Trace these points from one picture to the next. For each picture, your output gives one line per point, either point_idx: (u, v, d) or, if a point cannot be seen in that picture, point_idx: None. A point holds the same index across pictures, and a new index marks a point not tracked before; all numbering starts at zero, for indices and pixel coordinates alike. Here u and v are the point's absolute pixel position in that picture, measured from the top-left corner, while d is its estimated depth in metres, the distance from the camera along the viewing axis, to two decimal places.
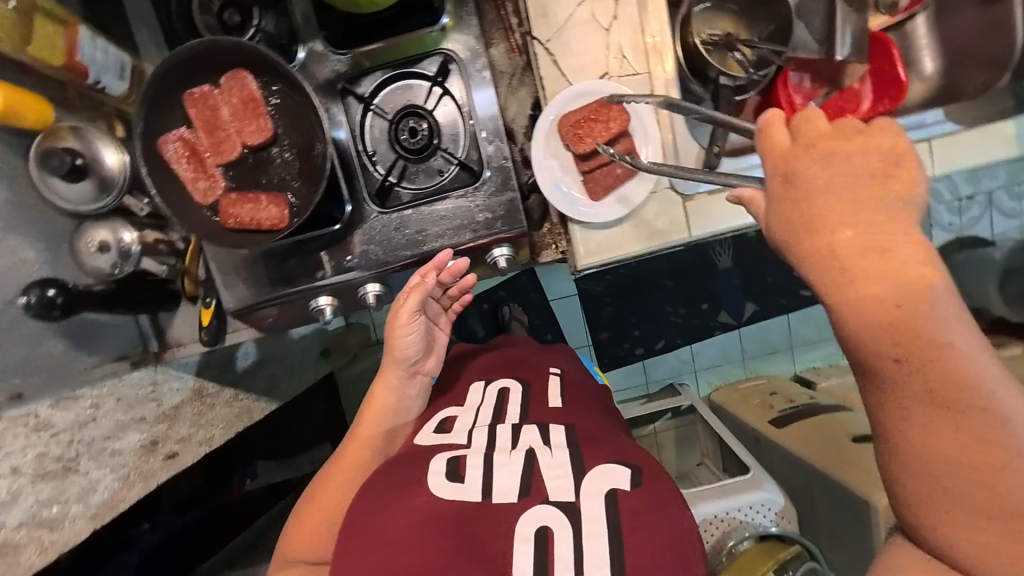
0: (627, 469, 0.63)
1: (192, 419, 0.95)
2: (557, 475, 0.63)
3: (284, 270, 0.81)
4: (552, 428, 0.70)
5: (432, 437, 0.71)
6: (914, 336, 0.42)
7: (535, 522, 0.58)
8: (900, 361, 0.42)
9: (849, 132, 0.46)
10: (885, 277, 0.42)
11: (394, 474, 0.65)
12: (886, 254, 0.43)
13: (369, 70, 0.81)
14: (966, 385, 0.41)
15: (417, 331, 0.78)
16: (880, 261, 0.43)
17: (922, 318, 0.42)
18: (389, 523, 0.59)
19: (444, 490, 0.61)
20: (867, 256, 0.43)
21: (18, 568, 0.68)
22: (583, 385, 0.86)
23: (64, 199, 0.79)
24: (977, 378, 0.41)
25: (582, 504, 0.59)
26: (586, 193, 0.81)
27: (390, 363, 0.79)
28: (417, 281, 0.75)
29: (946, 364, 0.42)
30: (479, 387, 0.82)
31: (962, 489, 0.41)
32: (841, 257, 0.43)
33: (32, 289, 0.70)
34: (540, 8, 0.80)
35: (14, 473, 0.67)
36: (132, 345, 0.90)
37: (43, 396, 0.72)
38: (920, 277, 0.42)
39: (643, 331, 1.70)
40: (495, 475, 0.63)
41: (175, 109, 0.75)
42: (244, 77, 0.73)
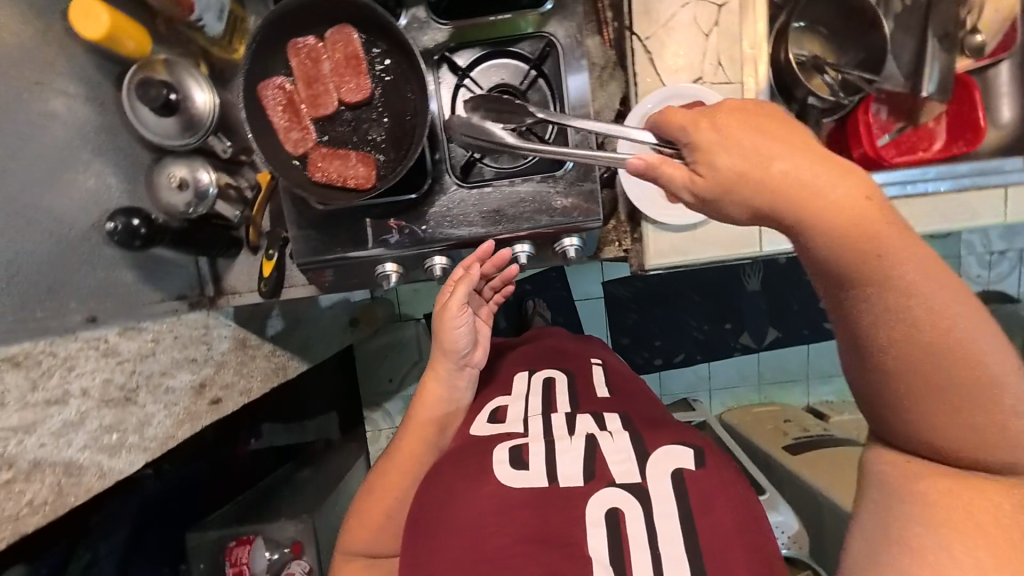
0: (690, 449, 0.59)
1: (236, 367, 0.97)
2: (620, 458, 0.58)
3: (357, 230, 0.81)
4: (607, 416, 0.67)
5: (487, 427, 0.69)
6: (900, 278, 0.36)
7: (603, 505, 0.54)
8: (906, 308, 0.36)
9: (743, 112, 0.43)
10: (891, 247, 0.36)
11: (456, 467, 0.63)
12: (825, 195, 0.38)
13: (469, 43, 0.82)
14: (972, 363, 0.36)
15: (466, 324, 0.77)
16: (827, 204, 0.38)
17: (898, 257, 0.36)
18: (460, 517, 0.57)
19: (512, 479, 0.59)
20: (858, 228, 0.37)
21: (80, 490, 0.63)
22: (626, 376, 0.85)
23: (149, 130, 0.80)
24: (961, 318, 0.36)
25: (650, 484, 0.55)
26: (664, 191, 0.79)
27: (440, 358, 0.78)
28: (462, 271, 0.76)
29: (953, 343, 0.36)
30: (524, 376, 0.80)
31: (990, 429, 0.37)
32: (838, 234, 0.37)
33: (116, 216, 0.71)
34: (644, 4, 0.81)
35: (85, 394, 0.65)
36: (189, 287, 0.90)
37: (111, 321, 0.72)
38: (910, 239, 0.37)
39: (664, 342, 1.64)
40: (556, 460, 0.60)
41: (277, 55, 0.75)
42: (349, 33, 0.74)
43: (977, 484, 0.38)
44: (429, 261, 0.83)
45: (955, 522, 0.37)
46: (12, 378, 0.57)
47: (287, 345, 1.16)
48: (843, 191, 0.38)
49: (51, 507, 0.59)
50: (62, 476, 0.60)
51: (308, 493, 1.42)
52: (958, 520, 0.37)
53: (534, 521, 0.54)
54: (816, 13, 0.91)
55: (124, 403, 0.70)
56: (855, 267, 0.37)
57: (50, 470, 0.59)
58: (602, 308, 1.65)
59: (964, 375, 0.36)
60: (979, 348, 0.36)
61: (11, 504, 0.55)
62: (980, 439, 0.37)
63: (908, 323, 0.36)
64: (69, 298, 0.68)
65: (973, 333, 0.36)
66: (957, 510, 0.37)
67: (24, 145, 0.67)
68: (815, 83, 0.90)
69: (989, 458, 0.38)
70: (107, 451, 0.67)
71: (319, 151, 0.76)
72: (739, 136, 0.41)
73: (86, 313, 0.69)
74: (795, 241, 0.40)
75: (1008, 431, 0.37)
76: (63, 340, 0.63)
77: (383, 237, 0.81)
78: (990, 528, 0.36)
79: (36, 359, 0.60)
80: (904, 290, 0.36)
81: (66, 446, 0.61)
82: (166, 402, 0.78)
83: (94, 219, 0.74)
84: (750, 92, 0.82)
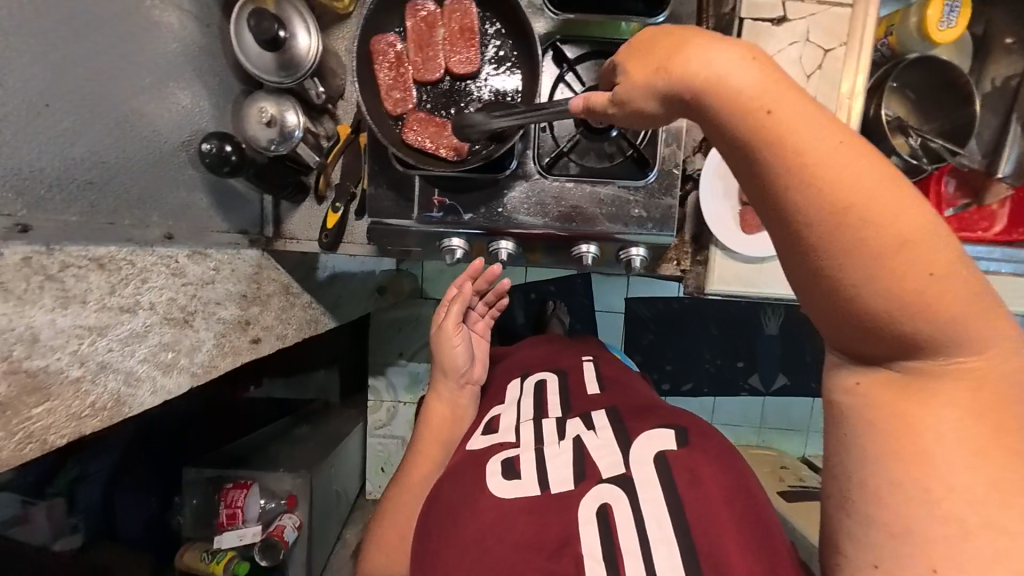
0: (673, 431, 0.59)
1: (278, 312, 0.96)
2: (607, 452, 0.58)
3: (418, 196, 0.81)
4: (595, 414, 0.65)
5: (482, 440, 0.68)
6: (800, 147, 0.35)
7: (595, 503, 0.53)
8: (816, 192, 0.34)
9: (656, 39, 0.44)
10: (812, 154, 0.35)
11: (453, 487, 0.63)
12: (718, 66, 0.38)
13: (575, 37, 0.79)
14: (919, 269, 0.33)
15: (464, 342, 0.84)
16: (729, 73, 0.38)
17: (793, 120, 0.36)
18: (463, 531, 0.57)
19: (505, 489, 0.58)
20: (777, 138, 0.36)
21: (136, 405, 0.63)
22: (618, 366, 0.83)
23: (245, 58, 0.79)
24: (859, 170, 0.34)
25: (634, 474, 0.54)
26: (739, 221, 0.80)
27: (441, 377, 0.84)
28: (456, 290, 0.85)
29: (892, 242, 0.33)
30: (517, 381, 0.80)
31: (921, 301, 0.33)
32: (765, 153, 0.37)
33: (212, 139, 0.71)
34: (755, 35, 0.81)
35: (152, 308, 0.65)
36: (252, 223, 0.91)
37: (185, 241, 0.72)
38: (838, 140, 0.35)
39: (676, 367, 1.54)
40: (546, 466, 0.59)
41: (393, 14, 0.76)
42: (467, 5, 0.74)
43: (933, 387, 0.35)
44: (496, 245, 0.83)
45: (920, 446, 0.35)
46: (96, 278, 0.57)
47: (321, 299, 1.16)
48: (736, 63, 0.38)
49: (108, 413, 0.58)
50: (121, 385, 0.60)
51: (311, 447, 1.43)
52: (918, 444, 0.35)
53: (534, 527, 0.53)
54: (911, 76, 0.87)
55: (182, 324, 0.70)
56: (747, 132, 0.37)
57: (114, 376, 0.59)
58: (620, 324, 1.55)
59: (877, 226, 0.33)
60: (888, 197, 0.33)
61: (77, 403, 0.54)
62: (913, 310, 0.33)
63: (809, 179, 0.34)
64: (153, 211, 0.69)
65: (873, 184, 0.34)
66: (915, 427, 0.35)
67: (141, 54, 0.67)
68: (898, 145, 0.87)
69: (926, 334, 0.34)
70: (162, 369, 0.66)
71: (416, 117, 0.76)
72: (662, 59, 0.42)
73: (165, 230, 0.70)
74: (743, 162, 0.38)
75: (947, 302, 0.33)
76: (142, 251, 0.63)
77: (427, 213, 0.82)
78: (980, 448, 0.34)
79: (120, 264, 0.60)
80: (801, 144, 0.35)
81: (129, 355, 0.61)
82: (216, 333, 0.78)
83: (186, 138, 0.75)
84: None
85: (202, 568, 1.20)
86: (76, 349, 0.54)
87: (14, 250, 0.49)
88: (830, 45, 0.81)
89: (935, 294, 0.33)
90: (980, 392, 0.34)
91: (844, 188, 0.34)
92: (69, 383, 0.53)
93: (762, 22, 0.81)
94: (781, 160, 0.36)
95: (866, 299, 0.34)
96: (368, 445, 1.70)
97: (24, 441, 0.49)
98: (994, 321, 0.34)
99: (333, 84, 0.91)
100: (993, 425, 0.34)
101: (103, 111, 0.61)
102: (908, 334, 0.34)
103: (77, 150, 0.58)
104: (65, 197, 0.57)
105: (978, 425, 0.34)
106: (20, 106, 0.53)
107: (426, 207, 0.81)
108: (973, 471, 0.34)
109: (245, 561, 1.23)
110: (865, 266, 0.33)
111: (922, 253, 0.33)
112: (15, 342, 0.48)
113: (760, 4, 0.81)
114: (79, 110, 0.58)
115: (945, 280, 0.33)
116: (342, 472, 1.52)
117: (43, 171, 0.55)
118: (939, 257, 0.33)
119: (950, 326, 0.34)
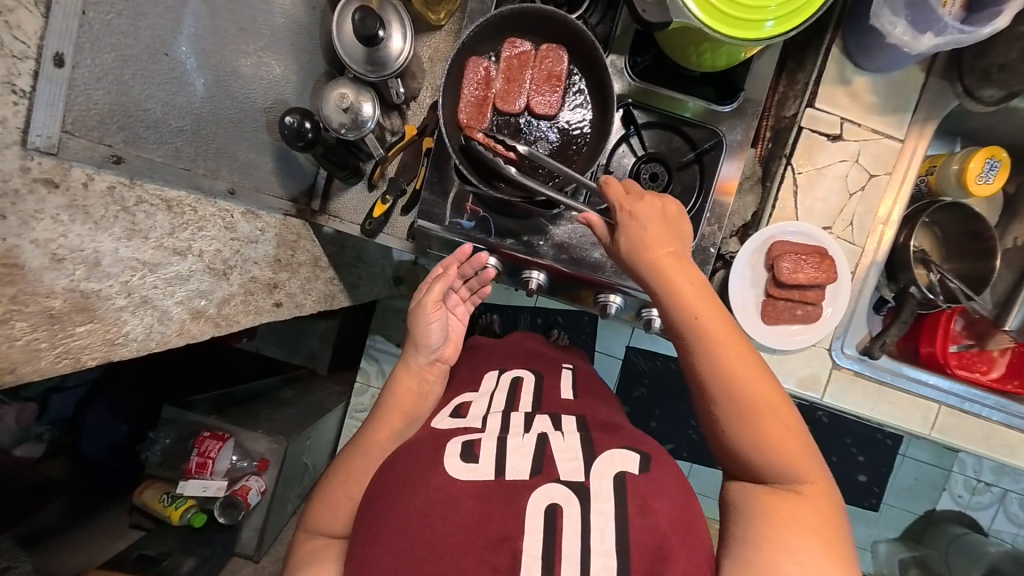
0: (637, 457, 0.61)
1: (303, 281, 0.99)
2: (569, 457, 0.60)
3: (456, 203, 0.86)
4: (564, 418, 0.68)
5: (448, 421, 0.70)
6: (711, 339, 0.61)
7: (545, 500, 0.55)
8: (719, 368, 0.60)
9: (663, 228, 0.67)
10: (722, 345, 0.61)
11: (407, 460, 0.63)
12: (676, 273, 0.64)
13: (648, 106, 0.84)
14: (776, 419, 0.59)
15: (439, 321, 0.82)
16: (678, 280, 0.64)
17: (711, 322, 0.62)
18: (409, 503, 0.57)
19: (460, 472, 0.59)
20: (705, 330, 0.61)
21: (161, 343, 0.65)
22: (594, 381, 0.86)
23: (340, 45, 0.82)
24: (740, 358, 0.61)
25: (591, 484, 0.56)
26: (760, 310, 0.84)
27: (410, 351, 0.82)
28: (441, 271, 0.82)
29: (760, 402, 0.59)
30: (494, 374, 0.80)
31: (771, 438, 0.58)
32: (700, 336, 0.61)
33: (294, 113, 0.76)
34: (810, 146, 0.85)
35: (199, 254, 0.68)
36: (301, 194, 0.95)
37: (243, 199, 0.77)
38: (732, 339, 0.61)
39: (659, 425, 1.57)
40: (505, 455, 0.61)
41: (493, 43, 0.81)
42: (560, 55, 0.78)
43: (789, 495, 0.57)
44: (528, 273, 0.88)
45: (783, 517, 0.55)
46: (163, 218, 0.61)
47: (341, 277, 1.19)
48: (687, 279, 0.64)
49: (137, 345, 0.61)
50: (156, 320, 0.62)
51: (296, 413, 1.37)
52: (780, 518, 0.55)
53: (478, 513, 0.54)
54: (942, 216, 0.92)
55: (220, 275, 0.73)
56: (687, 324, 0.62)
57: (152, 311, 0.62)
58: (617, 370, 1.55)
59: (752, 394, 0.59)
60: (755, 375, 0.60)
61: (114, 329, 0.57)
62: (770, 444, 0.58)
63: (712, 358, 0.61)
64: (224, 166, 0.73)
65: (748, 368, 0.60)
66: (780, 515, 0.55)
67: (251, 21, 0.72)
68: (918, 275, 0.90)
69: (781, 461, 0.58)
70: (192, 314, 0.69)
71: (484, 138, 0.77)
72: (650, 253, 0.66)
73: (229, 186, 0.74)
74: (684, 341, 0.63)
75: (784, 438, 0.58)
76: (205, 201, 0.68)
77: (458, 219, 0.86)
78: (820, 536, 0.54)
79: (185, 208, 0.64)
80: (714, 335, 0.61)
81: (169, 295, 0.64)
82: (246, 290, 0.80)
83: (269, 105, 0.79)
84: (867, 260, 0.87)
85: (160, 510, 1.27)
86: (128, 279, 0.57)
87: (103, 178, 0.54)
88: (876, 172, 0.86)
89: (776, 433, 0.58)
90: (815, 501, 0.56)
91: (735, 370, 0.60)
92: (113, 310, 0.56)
93: (819, 135, 0.85)
94: (708, 343, 0.61)
95: (743, 430, 0.59)
96: (344, 425, 1.57)
97: (62, 355, 0.52)
98: (816, 458, 0.59)
99: (412, 86, 0.93)
100: (823, 523, 0.55)
101: (209, 67, 0.66)
102: (769, 455, 0.58)
103: (180, 99, 0.62)
104: (158, 137, 0.61)
105: (814, 517, 0.55)
106: (144, 50, 0.57)
107: (458, 212, 0.86)
108: (812, 546, 0.53)
109: (202, 513, 1.27)
110: (739, 412, 0.59)
111: (775, 411, 0.59)
112: (80, 262, 0.52)
113: (819, 119, 0.85)
114: (190, 61, 0.63)
115: (787, 429, 0.59)
116: (319, 445, 1.45)
117: (148, 112, 0.59)
118: (781, 415, 0.59)
119: (796, 460, 0.57)
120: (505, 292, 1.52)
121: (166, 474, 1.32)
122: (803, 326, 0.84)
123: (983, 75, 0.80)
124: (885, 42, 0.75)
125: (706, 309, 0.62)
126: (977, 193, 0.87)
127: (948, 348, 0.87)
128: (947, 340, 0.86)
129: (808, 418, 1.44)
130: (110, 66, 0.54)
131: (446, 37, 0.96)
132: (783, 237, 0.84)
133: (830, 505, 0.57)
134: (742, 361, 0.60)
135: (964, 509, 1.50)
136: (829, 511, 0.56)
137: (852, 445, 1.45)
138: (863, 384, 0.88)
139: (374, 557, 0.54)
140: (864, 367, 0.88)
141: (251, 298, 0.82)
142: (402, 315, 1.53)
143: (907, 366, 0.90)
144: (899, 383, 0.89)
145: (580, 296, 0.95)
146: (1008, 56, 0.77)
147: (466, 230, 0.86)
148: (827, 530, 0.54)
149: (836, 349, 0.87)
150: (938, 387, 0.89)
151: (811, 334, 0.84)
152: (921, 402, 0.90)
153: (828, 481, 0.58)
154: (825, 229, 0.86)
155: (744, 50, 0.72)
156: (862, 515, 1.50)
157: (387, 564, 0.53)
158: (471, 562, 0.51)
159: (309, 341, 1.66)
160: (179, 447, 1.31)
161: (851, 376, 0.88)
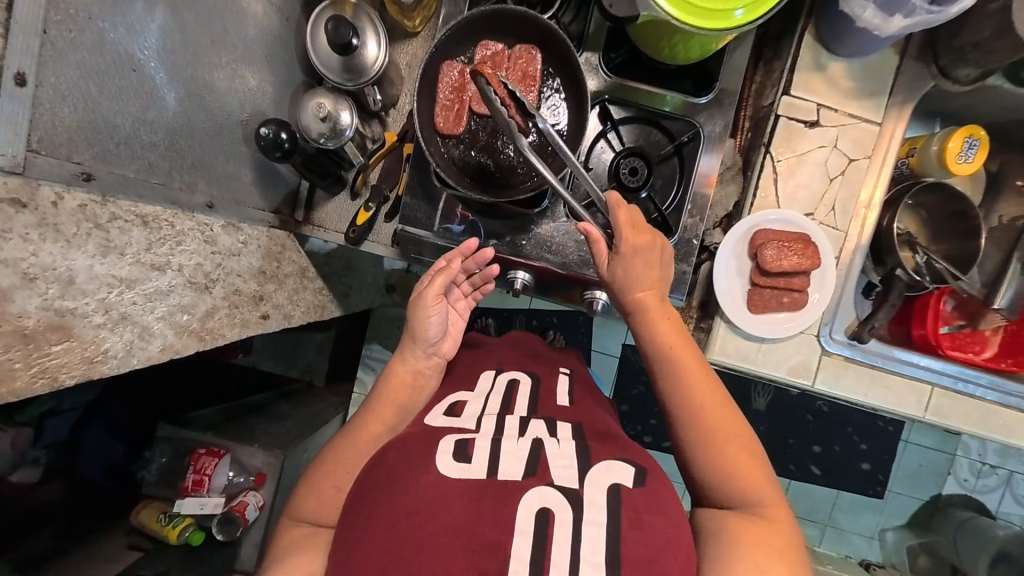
0: (632, 468, 0.60)
1: (291, 292, 0.98)
2: (563, 464, 0.59)
3: (443, 206, 0.86)
4: (560, 423, 0.67)
5: (442, 419, 0.69)
6: (687, 371, 0.65)
7: (537, 505, 0.54)
8: (693, 397, 0.63)
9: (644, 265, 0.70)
10: (698, 375, 0.65)
11: (396, 461, 0.62)
12: (658, 311, 0.68)
13: (625, 102, 0.84)
14: (744, 444, 0.62)
15: (439, 314, 0.80)
16: (659, 317, 0.68)
17: (687, 353, 0.66)
18: (397, 503, 0.56)
19: (452, 470, 0.58)
20: (683, 360, 0.65)
21: (141, 357, 0.64)
22: (590, 386, 0.86)
23: (315, 56, 0.82)
24: (712, 388, 0.64)
25: (585, 493, 0.55)
26: (746, 300, 0.84)
27: (408, 344, 0.81)
28: (443, 264, 0.80)
29: (729, 428, 0.62)
30: (489, 374, 0.80)
31: (737, 463, 0.61)
32: (678, 366, 0.65)
33: (270, 125, 0.75)
34: (788, 133, 0.85)
35: (178, 269, 0.68)
36: (284, 205, 0.95)
37: (222, 212, 0.77)
38: (705, 370, 0.66)
39: (660, 422, 1.56)
40: (499, 458, 0.60)
41: (468, 46, 0.81)
42: (533, 54, 0.78)
43: (751, 515, 0.59)
44: (513, 273, 0.87)
45: (750, 535, 0.57)
46: (138, 233, 0.61)
47: (331, 287, 1.18)
48: (665, 316, 0.68)
49: (116, 361, 0.61)
50: (135, 337, 0.62)
51: (293, 426, 1.36)
52: (744, 536, 0.57)
53: (467, 514, 0.53)
54: (927, 198, 0.92)
55: (202, 289, 0.73)
56: (666, 356, 0.66)
57: (131, 328, 0.62)
58: (615, 368, 1.54)
59: (720, 421, 0.62)
60: (725, 406, 0.63)
61: (93, 347, 0.57)
62: (735, 467, 0.61)
63: (688, 388, 0.64)
64: (201, 180, 0.74)
65: (718, 398, 0.64)
66: (745, 535, 0.57)
67: (223, 34, 0.74)
68: (905, 258, 0.90)
69: (744, 485, 0.60)
70: (175, 330, 0.69)
71: (497, 87, 0.71)
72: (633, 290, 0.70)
73: (207, 199, 0.74)
74: (663, 372, 0.66)
75: (750, 463, 0.61)
76: (182, 215, 0.68)
77: (448, 223, 0.87)
78: (780, 554, 0.56)
79: (161, 223, 0.64)
80: (689, 366, 0.65)
81: (148, 311, 0.64)
82: (230, 302, 0.79)
83: (245, 117, 0.81)
84: (851, 245, 0.86)
85: (157, 530, 1.26)
86: (105, 296, 0.58)
87: (72, 195, 0.54)
88: (855, 155, 0.86)
89: (741, 460, 0.61)
90: (777, 521, 0.59)
91: (708, 399, 0.63)
92: (90, 328, 0.57)
93: (796, 123, 0.85)
94: (685, 373, 0.65)
95: (711, 455, 0.61)
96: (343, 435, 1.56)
97: (37, 375, 0.53)
98: (778, 484, 0.62)
99: (390, 93, 0.94)
100: (783, 544, 0.57)
101: (180, 82, 0.67)
102: (734, 477, 0.60)
103: (151, 114, 0.64)
104: (131, 152, 0.62)
105: (778, 538, 0.57)
106: (112, 64, 0.58)
107: (447, 217, 0.87)
108: (776, 565, 0.55)
109: (200, 530, 1.27)
110: (711, 439, 0.62)
111: (741, 437, 0.62)
112: (53, 280, 0.52)
113: (797, 106, 0.85)
114: (160, 76, 0.64)
115: (752, 455, 0.62)
116: None
117: (118, 128, 0.60)
118: (747, 441, 0.62)
119: (758, 484, 0.60)
120: (499, 296, 1.51)
121: (164, 493, 1.32)
122: (787, 313, 0.84)
123: (958, 55, 0.80)
124: (855, 26, 0.76)
125: (681, 343, 0.66)
126: (958, 172, 0.86)
127: (939, 329, 0.87)
128: (938, 321, 0.87)
129: (808, 408, 1.43)
130: (77, 83, 0.55)
131: (422, 43, 0.97)
132: (768, 225, 0.84)
133: (789, 526, 0.59)
134: (714, 391, 0.64)
135: (970, 493, 1.49)
136: (787, 531, 0.58)
137: (855, 433, 1.43)
138: (856, 370, 0.88)
139: (359, 553, 0.54)
140: (854, 352, 0.87)
141: (237, 312, 0.81)
142: (397, 322, 1.52)
143: (898, 349, 0.89)
144: (891, 367, 0.88)
145: (568, 294, 0.92)
146: (981, 35, 0.76)
147: (456, 235, 0.87)
148: (790, 550, 0.57)
149: (825, 335, 0.87)
150: (932, 369, 0.89)
151: (796, 320, 0.84)
152: (915, 384, 0.88)
153: (788, 503, 0.61)
154: (808, 216, 0.86)
155: (716, 40, 0.72)
156: (868, 505, 1.49)
157: (372, 562, 0.53)
158: (457, 563, 0.50)
159: (304, 354, 1.65)
160: (175, 465, 1.31)
161: (842, 362, 0.87)
